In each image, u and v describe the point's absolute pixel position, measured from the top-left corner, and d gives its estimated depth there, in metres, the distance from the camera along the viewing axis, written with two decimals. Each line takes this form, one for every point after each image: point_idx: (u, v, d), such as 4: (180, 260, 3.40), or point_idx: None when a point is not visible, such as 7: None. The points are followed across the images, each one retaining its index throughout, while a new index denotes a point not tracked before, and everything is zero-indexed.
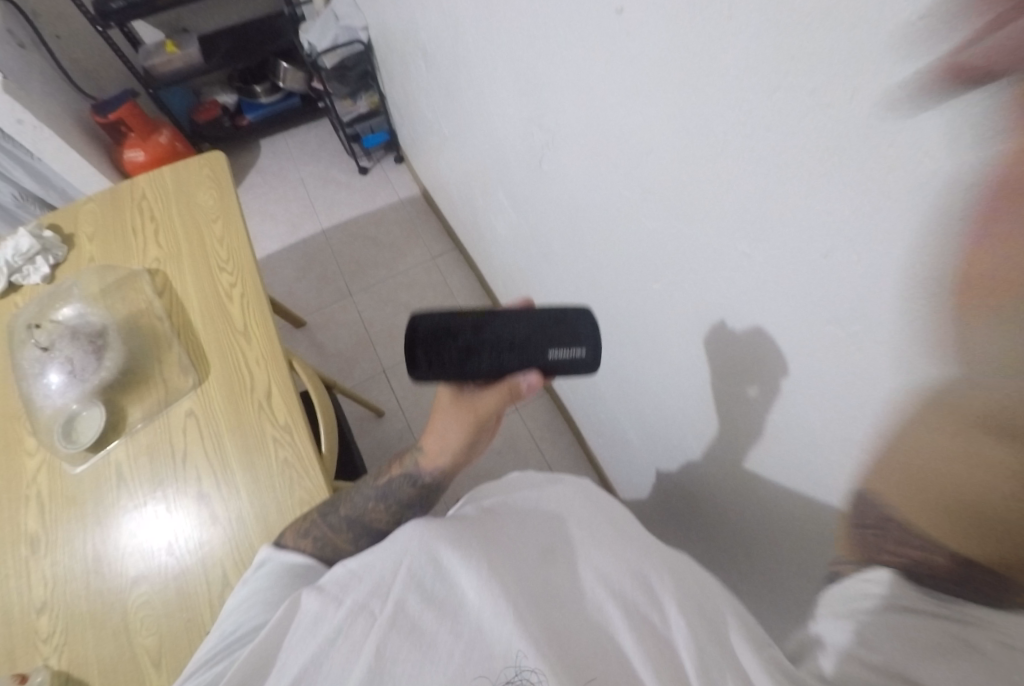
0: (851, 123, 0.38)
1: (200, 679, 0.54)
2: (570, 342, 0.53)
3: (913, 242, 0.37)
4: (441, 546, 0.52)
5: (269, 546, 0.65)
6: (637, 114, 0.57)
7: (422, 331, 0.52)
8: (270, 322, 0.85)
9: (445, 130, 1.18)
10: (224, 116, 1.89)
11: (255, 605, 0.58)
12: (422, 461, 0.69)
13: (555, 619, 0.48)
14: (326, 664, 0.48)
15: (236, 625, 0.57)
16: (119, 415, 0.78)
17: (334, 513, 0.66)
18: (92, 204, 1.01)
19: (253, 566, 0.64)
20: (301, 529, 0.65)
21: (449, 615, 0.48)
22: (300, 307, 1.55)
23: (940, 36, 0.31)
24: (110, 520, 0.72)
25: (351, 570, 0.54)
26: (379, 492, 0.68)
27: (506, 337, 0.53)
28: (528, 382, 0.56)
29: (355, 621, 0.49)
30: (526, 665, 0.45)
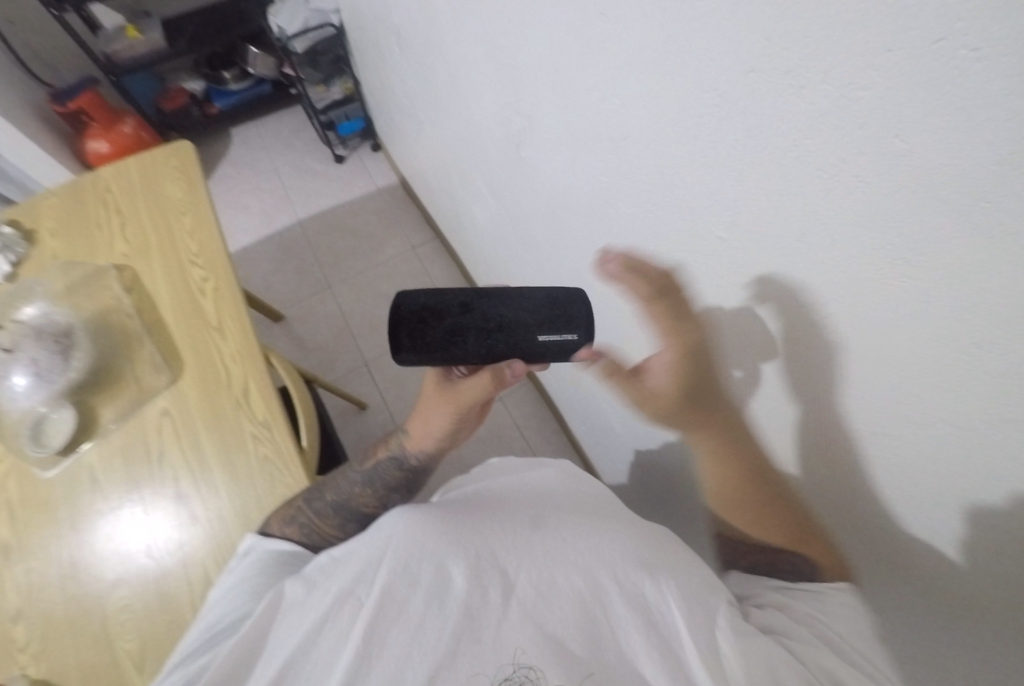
0: (825, 105, 0.37)
1: (183, 672, 0.52)
2: (562, 326, 0.51)
3: (889, 224, 0.37)
4: (426, 527, 0.51)
5: (254, 534, 0.64)
6: (612, 98, 0.56)
7: (408, 312, 0.51)
8: (244, 316, 0.83)
9: (421, 116, 1.16)
10: (192, 104, 1.83)
11: (239, 595, 0.58)
12: (408, 444, 0.67)
13: (546, 597, 0.47)
14: (314, 654, 0.46)
15: (220, 617, 0.56)
16: (89, 417, 0.76)
17: (320, 500, 0.65)
18: (53, 197, 0.97)
19: (236, 555, 0.63)
20: (286, 517, 0.64)
21: (437, 597, 0.47)
22: (278, 300, 1.52)
23: (914, 15, 0.30)
24: (84, 525, 0.70)
25: (335, 558, 0.54)
26: (365, 477, 0.67)
27: (494, 319, 0.51)
28: (511, 369, 0.55)
29: (341, 609, 0.48)
30: (524, 661, 0.43)
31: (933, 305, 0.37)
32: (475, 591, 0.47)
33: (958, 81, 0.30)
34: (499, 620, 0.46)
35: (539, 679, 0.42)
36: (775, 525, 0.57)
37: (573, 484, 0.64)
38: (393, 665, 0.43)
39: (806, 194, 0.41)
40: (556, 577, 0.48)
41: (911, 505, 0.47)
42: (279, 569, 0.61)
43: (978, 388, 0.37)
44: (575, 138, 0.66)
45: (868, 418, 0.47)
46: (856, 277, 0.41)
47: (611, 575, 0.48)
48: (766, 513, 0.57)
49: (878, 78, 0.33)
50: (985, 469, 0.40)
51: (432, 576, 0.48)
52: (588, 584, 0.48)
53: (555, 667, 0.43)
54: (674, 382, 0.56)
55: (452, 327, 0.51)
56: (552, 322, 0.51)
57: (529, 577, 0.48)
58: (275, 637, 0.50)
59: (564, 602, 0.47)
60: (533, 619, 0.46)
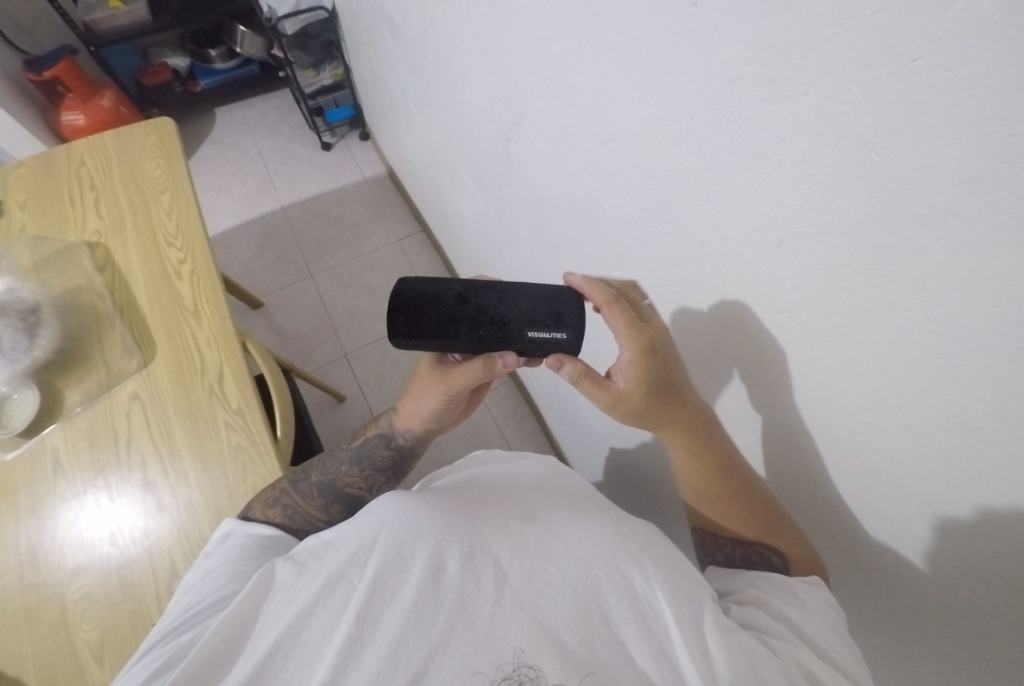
0: (803, 117, 0.38)
1: (158, 655, 0.48)
2: (553, 325, 0.50)
3: (863, 234, 0.38)
4: (421, 512, 0.48)
5: (235, 518, 0.61)
6: (602, 99, 0.56)
7: (407, 297, 0.51)
8: (221, 300, 0.81)
9: (411, 106, 1.14)
10: (174, 82, 1.78)
11: (220, 577, 0.54)
12: (397, 422, 0.68)
13: (544, 590, 0.45)
14: (301, 640, 0.43)
15: (200, 598, 0.52)
16: (53, 399, 0.73)
17: (305, 481, 0.64)
18: (23, 169, 0.93)
19: (213, 541, 0.60)
20: (268, 500, 0.62)
21: (432, 584, 0.44)
22: (257, 287, 1.49)
23: (891, 34, 0.32)
24: (46, 510, 0.68)
25: (324, 541, 0.51)
26: (353, 455, 0.68)
27: (488, 311, 0.51)
28: (503, 360, 0.53)
29: (332, 591, 0.45)
30: (526, 660, 0.41)
31: (911, 315, 0.38)
32: (470, 582, 0.45)
33: (932, 99, 0.31)
34: (494, 612, 0.43)
35: (538, 677, 0.40)
36: (747, 515, 0.57)
37: (560, 479, 0.63)
38: (385, 653, 0.41)
39: (790, 203, 0.42)
40: (553, 570, 0.46)
41: (882, 511, 0.48)
42: (264, 552, 0.57)
43: (949, 397, 0.38)
44: (564, 137, 0.65)
45: (842, 426, 0.47)
46: (837, 286, 0.41)
47: (609, 569, 0.47)
48: (737, 505, 0.57)
49: (855, 92, 0.34)
50: (954, 477, 0.41)
51: (427, 563, 0.45)
52: (589, 580, 0.46)
53: (554, 664, 0.41)
54: (636, 383, 0.55)
55: (447, 316, 0.51)
56: (543, 319, 0.51)
57: (530, 570, 0.46)
58: (261, 620, 0.47)
59: (563, 596, 0.45)
60: (534, 614, 0.43)
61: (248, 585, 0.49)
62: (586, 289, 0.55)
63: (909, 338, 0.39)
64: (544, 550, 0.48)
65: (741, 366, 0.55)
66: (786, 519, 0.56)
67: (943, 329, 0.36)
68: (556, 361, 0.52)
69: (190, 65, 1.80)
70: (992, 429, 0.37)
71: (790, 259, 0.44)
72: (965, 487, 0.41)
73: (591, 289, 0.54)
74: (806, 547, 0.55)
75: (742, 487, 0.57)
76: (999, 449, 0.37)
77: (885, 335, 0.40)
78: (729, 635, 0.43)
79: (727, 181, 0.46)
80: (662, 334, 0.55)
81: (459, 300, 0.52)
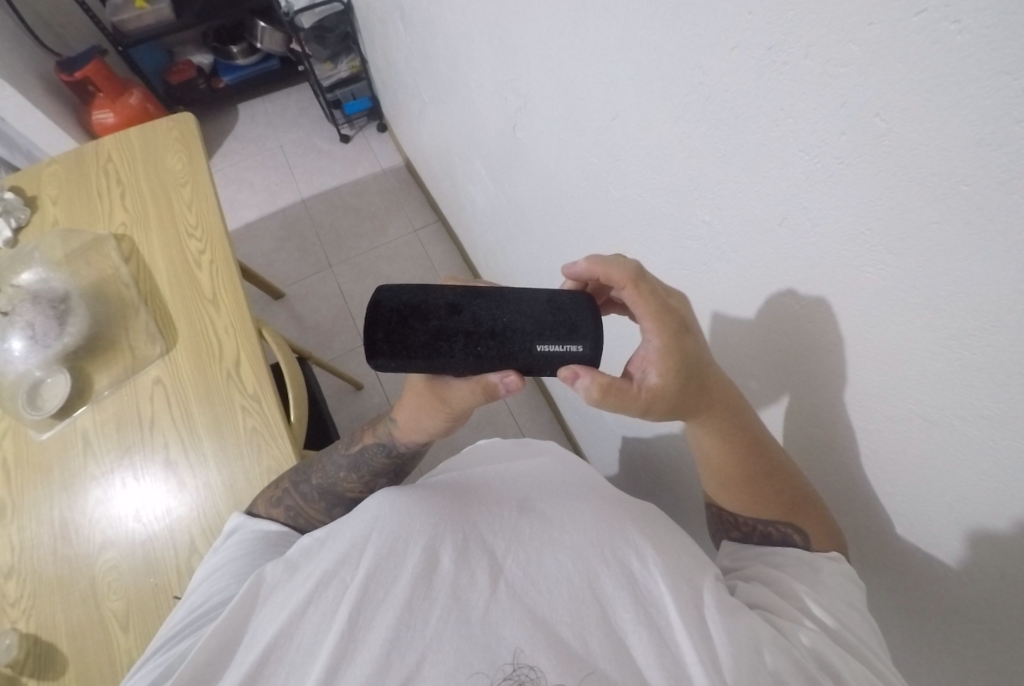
0: (804, 82, 0.36)
1: (165, 657, 0.50)
2: (566, 336, 0.46)
3: (869, 203, 0.36)
4: (414, 510, 0.49)
5: (242, 513, 0.64)
6: (603, 77, 0.55)
7: (391, 309, 0.47)
8: (239, 289, 0.83)
9: (424, 96, 1.15)
10: (199, 78, 1.84)
11: (225, 577, 0.56)
12: (396, 433, 0.64)
13: (539, 585, 0.45)
14: (295, 641, 0.44)
15: (205, 599, 0.54)
16: (83, 382, 0.77)
17: (306, 483, 0.65)
18: (56, 166, 0.98)
19: (222, 536, 0.63)
20: (273, 498, 0.65)
21: (426, 581, 0.44)
22: (280, 278, 1.53)
23: None
24: (77, 487, 0.72)
25: (318, 538, 0.52)
26: (351, 462, 0.66)
27: (484, 323, 0.46)
28: (505, 385, 0.49)
29: (324, 591, 0.46)
30: (524, 660, 0.40)
31: (916, 290, 0.36)
32: (464, 577, 0.45)
33: (939, 56, 0.29)
34: (489, 607, 0.43)
35: (538, 677, 0.40)
36: (770, 494, 0.53)
37: (566, 472, 0.62)
38: (378, 652, 0.41)
39: (787, 175, 0.41)
40: (549, 562, 0.46)
41: (896, 498, 0.47)
42: (265, 550, 0.59)
43: (959, 375, 0.37)
44: (568, 118, 0.65)
45: (853, 406, 0.46)
46: (836, 260, 0.40)
47: (607, 560, 0.46)
48: (757, 489, 0.54)
49: (856, 52, 0.33)
50: (965, 461, 0.39)
51: (420, 560, 0.46)
52: (584, 570, 0.46)
53: (552, 661, 0.40)
54: (668, 373, 0.50)
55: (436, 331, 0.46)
56: (557, 331, 0.46)
57: (521, 563, 0.46)
58: (260, 619, 0.48)
59: (559, 591, 0.44)
60: (529, 608, 0.43)
61: (239, 593, 0.50)
62: (604, 273, 0.51)
63: (914, 315, 0.37)
64: (539, 543, 0.48)
65: (746, 339, 0.54)
66: (814, 500, 0.52)
67: (945, 302, 0.35)
68: (570, 374, 0.46)
69: (214, 61, 1.85)
70: (1001, 407, 0.35)
71: (793, 236, 0.43)
72: (976, 471, 0.39)
73: (610, 272, 0.50)
74: (829, 525, 0.51)
75: (768, 468, 0.54)
76: (1012, 431, 0.35)
77: (889, 308, 0.39)
78: (729, 617, 0.43)
79: (725, 155, 0.45)
80: (689, 316, 0.52)
81: (451, 312, 0.47)
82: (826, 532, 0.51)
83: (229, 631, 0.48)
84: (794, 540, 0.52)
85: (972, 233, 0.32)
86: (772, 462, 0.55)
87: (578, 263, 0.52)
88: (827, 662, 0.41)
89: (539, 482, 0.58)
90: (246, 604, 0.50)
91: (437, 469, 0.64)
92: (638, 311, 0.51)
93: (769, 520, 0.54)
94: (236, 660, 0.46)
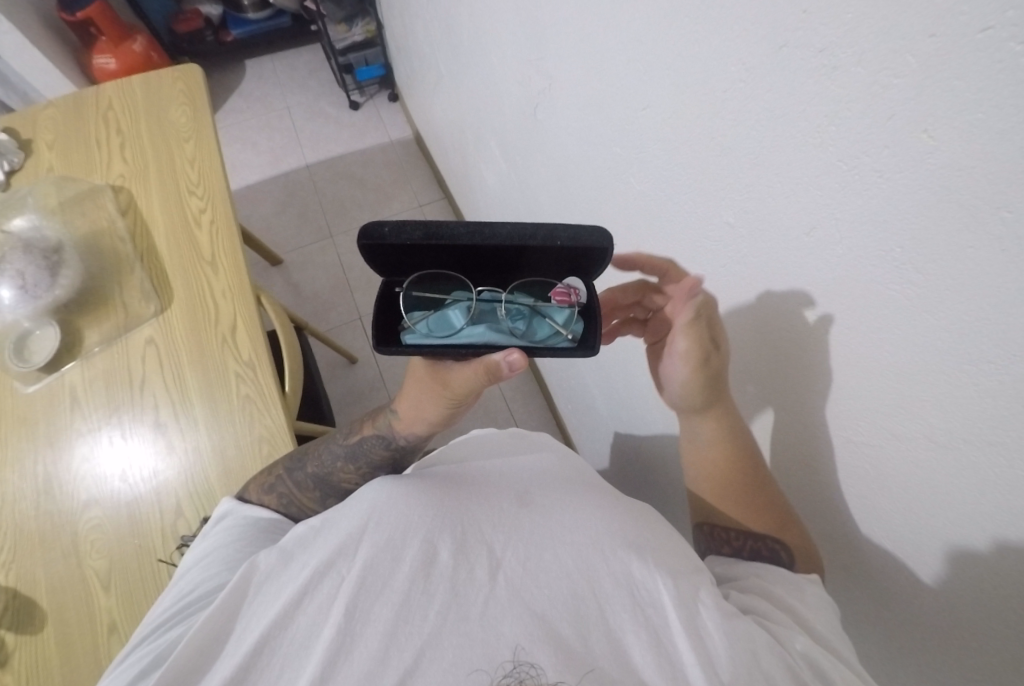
0: (850, 91, 0.36)
1: (154, 644, 0.50)
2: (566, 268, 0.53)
3: (905, 221, 0.36)
4: (412, 503, 0.49)
5: (232, 499, 0.63)
6: (637, 66, 0.54)
7: (394, 290, 0.54)
8: (240, 253, 0.81)
9: (441, 68, 1.12)
10: (206, 29, 1.78)
11: (214, 564, 0.55)
12: (397, 425, 0.63)
13: (537, 582, 0.45)
14: (289, 634, 0.44)
15: (193, 587, 0.53)
16: (73, 337, 0.75)
17: (301, 470, 0.64)
18: (52, 109, 0.94)
19: (213, 518, 0.63)
20: (265, 485, 0.64)
21: (423, 576, 0.44)
22: (277, 243, 1.50)
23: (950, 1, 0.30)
24: (64, 443, 0.70)
25: (313, 527, 0.52)
26: (348, 452, 0.65)
27: (483, 291, 0.55)
28: (509, 363, 0.50)
29: (320, 583, 0.46)
30: (525, 658, 0.41)
31: (943, 312, 0.36)
32: (463, 572, 0.45)
33: (999, 74, 0.29)
34: (487, 602, 0.43)
35: (538, 675, 0.40)
36: (764, 507, 0.57)
37: (561, 467, 0.62)
38: (376, 648, 0.41)
39: (822, 183, 0.40)
40: (547, 558, 0.46)
41: (890, 511, 0.47)
42: (255, 537, 0.59)
43: (974, 400, 0.37)
44: (594, 105, 0.63)
45: (855, 419, 0.46)
46: (862, 274, 0.40)
47: (606, 559, 0.46)
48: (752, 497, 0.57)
49: (911, 64, 0.32)
50: (969, 485, 0.40)
51: (417, 554, 0.46)
52: (582, 567, 0.46)
53: (550, 659, 0.41)
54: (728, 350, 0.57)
55: (440, 303, 0.54)
56: (551, 271, 0.54)
57: (519, 557, 0.46)
58: (253, 609, 0.48)
59: (556, 588, 0.44)
60: (526, 602, 0.43)
61: (232, 580, 0.49)
62: (649, 261, 0.59)
63: (937, 335, 0.37)
64: (538, 539, 0.48)
65: (758, 348, 0.54)
66: (795, 518, 0.56)
67: (971, 326, 0.35)
68: (566, 294, 0.52)
69: (223, 13, 1.79)
70: (1015, 434, 0.36)
71: (819, 246, 0.42)
72: (976, 493, 0.40)
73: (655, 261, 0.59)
74: (811, 547, 0.54)
75: (759, 481, 0.58)
76: (1021, 460, 0.36)
77: (912, 330, 0.38)
78: (726, 621, 0.43)
79: (759, 158, 0.44)
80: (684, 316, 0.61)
81: (451, 285, 0.55)
82: (808, 554, 0.54)
83: (222, 604, 0.48)
84: (781, 557, 0.54)
85: (1010, 259, 0.32)
86: (761, 475, 0.59)
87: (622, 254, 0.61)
88: (817, 667, 0.42)
89: (536, 476, 0.58)
90: (241, 586, 0.49)
91: (433, 457, 0.64)
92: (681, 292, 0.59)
93: (757, 535, 0.57)
94: (225, 653, 0.46)
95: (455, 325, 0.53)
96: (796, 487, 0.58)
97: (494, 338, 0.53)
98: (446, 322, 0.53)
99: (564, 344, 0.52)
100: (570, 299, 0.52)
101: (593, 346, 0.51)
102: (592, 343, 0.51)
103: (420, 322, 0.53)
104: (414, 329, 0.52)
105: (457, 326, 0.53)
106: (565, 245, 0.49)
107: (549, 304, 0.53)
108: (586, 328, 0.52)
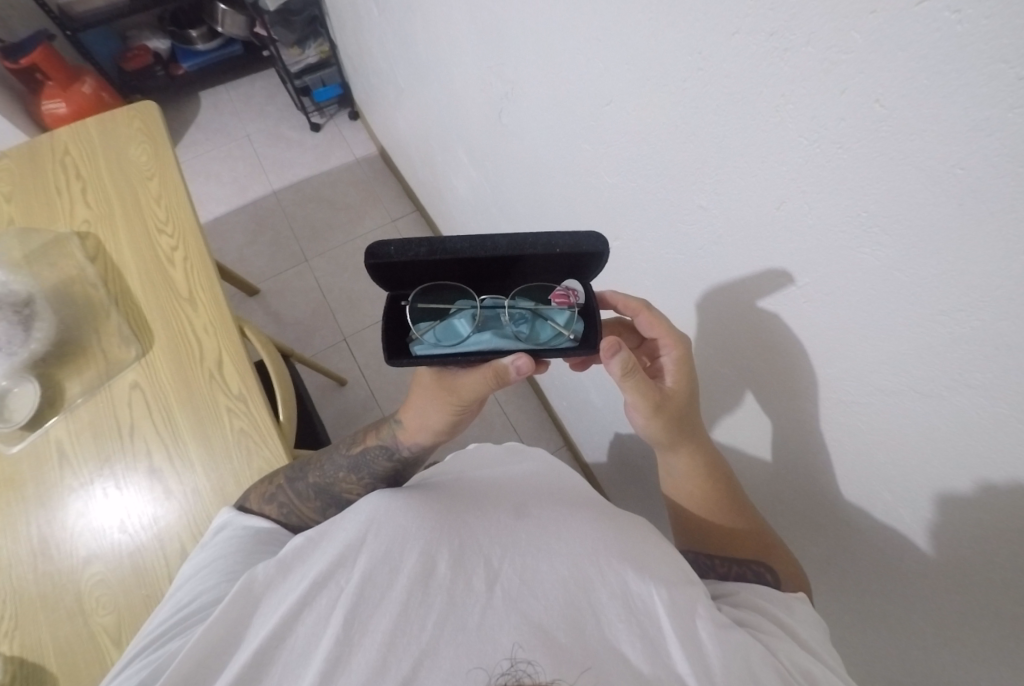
0: (806, 69, 0.37)
1: (153, 656, 0.49)
2: (565, 274, 0.54)
3: (862, 191, 0.38)
4: (409, 514, 0.49)
5: (232, 508, 0.62)
6: (597, 64, 0.54)
7: (401, 304, 0.54)
8: (218, 288, 0.80)
9: (401, 82, 1.11)
10: (157, 64, 1.75)
11: (212, 575, 0.54)
12: (400, 435, 0.63)
13: (534, 590, 0.45)
14: (288, 644, 0.44)
15: (192, 597, 0.53)
16: (55, 391, 0.73)
17: (301, 480, 0.63)
18: (7, 160, 0.92)
19: (211, 529, 0.62)
20: (265, 494, 0.62)
21: (421, 585, 0.45)
22: (251, 273, 1.48)
23: None
24: (55, 500, 0.68)
25: (309, 537, 0.51)
26: (352, 463, 0.64)
27: (486, 299, 0.55)
28: (516, 367, 0.50)
29: (319, 593, 0.46)
30: (522, 656, 0.41)
31: (911, 272, 0.38)
32: (461, 583, 0.45)
33: (938, 44, 0.31)
34: (485, 613, 0.43)
35: (535, 673, 0.41)
36: (747, 517, 0.63)
37: (556, 479, 0.62)
38: (375, 658, 0.41)
39: (787, 159, 0.41)
40: (545, 568, 0.47)
41: (884, 474, 0.49)
42: (253, 547, 0.58)
43: (946, 361, 0.39)
44: (559, 106, 0.64)
45: (844, 387, 0.48)
46: (834, 245, 0.41)
47: (601, 569, 0.47)
48: (732, 505, 0.63)
49: (858, 41, 0.34)
50: (953, 440, 0.42)
51: (416, 564, 0.46)
52: (578, 576, 0.46)
53: (548, 657, 0.41)
54: (682, 382, 0.61)
55: (445, 312, 0.53)
56: (551, 277, 0.54)
57: (517, 567, 0.47)
58: (250, 628, 0.47)
59: (553, 595, 0.45)
60: (522, 611, 0.44)
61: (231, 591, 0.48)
62: (622, 302, 0.61)
63: (906, 301, 0.39)
64: (536, 547, 0.48)
65: (744, 331, 0.55)
66: (776, 539, 0.61)
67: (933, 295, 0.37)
68: (564, 295, 0.53)
69: (171, 46, 1.77)
70: (991, 385, 0.37)
71: (789, 220, 0.43)
72: (959, 447, 0.42)
73: (628, 300, 0.60)
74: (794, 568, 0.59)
75: (734, 494, 0.64)
76: (994, 411, 0.38)
77: (885, 299, 0.40)
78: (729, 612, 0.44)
79: (724, 143, 0.45)
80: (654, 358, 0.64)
81: (455, 295, 0.54)
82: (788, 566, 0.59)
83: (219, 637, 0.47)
84: (766, 577, 0.58)
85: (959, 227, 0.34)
86: (733, 488, 0.64)
87: (599, 293, 0.62)
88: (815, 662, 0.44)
89: (531, 486, 0.59)
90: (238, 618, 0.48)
91: (432, 471, 0.64)
92: (654, 332, 0.61)
93: (741, 559, 0.61)
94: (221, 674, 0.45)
95: (463, 333, 0.52)
96: (794, 462, 0.59)
97: (501, 343, 0.52)
98: (453, 330, 0.53)
99: (567, 344, 0.52)
100: (570, 300, 0.53)
101: (596, 344, 0.52)
102: (593, 340, 0.52)
103: (427, 332, 0.52)
104: (422, 340, 0.52)
105: (465, 334, 0.52)
106: (563, 252, 0.50)
107: (549, 306, 0.53)
108: (587, 327, 0.53)
